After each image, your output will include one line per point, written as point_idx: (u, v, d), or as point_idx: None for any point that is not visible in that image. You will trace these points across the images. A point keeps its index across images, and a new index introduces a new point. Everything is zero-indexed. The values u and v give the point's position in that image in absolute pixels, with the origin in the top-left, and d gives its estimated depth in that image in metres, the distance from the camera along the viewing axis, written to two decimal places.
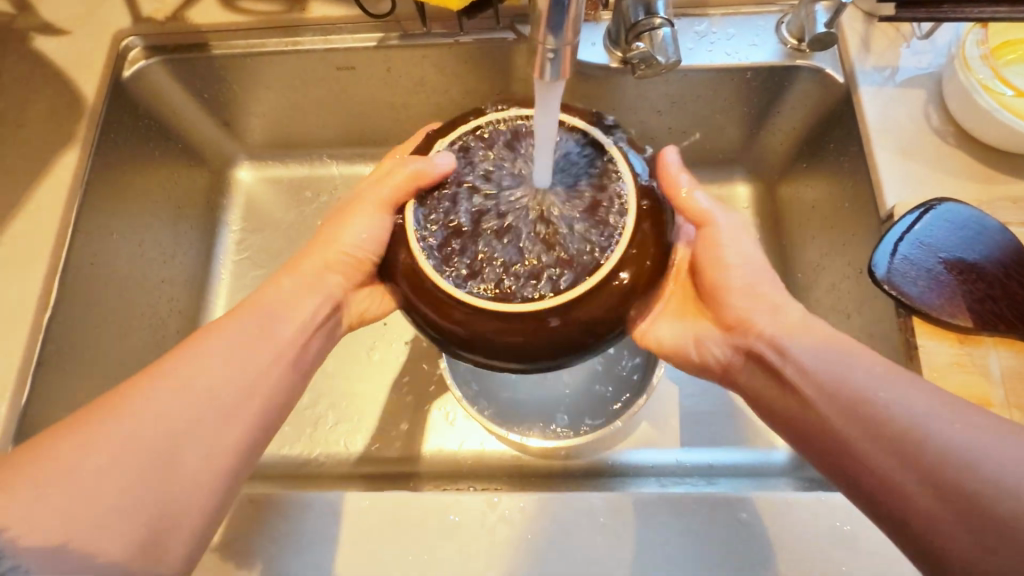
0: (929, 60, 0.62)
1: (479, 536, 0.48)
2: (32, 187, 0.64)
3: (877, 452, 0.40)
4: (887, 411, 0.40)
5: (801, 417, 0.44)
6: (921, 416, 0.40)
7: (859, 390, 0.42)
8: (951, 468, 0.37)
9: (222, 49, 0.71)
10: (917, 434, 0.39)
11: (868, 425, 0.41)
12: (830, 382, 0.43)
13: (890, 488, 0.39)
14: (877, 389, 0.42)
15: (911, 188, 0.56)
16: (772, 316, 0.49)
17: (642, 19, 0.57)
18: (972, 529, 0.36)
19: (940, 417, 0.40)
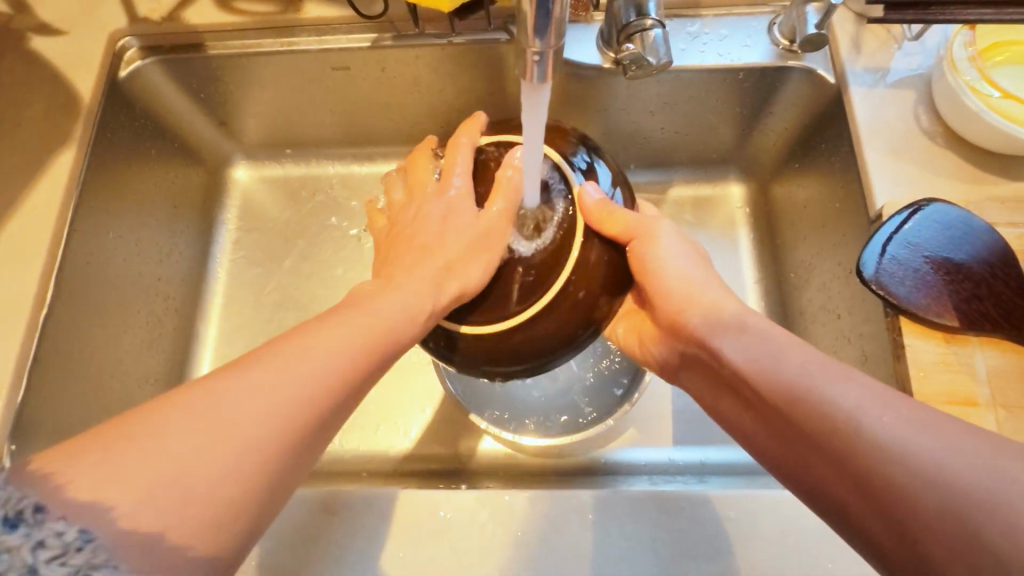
0: (920, 61, 0.62)
1: (469, 533, 0.48)
2: (28, 186, 0.64)
3: (814, 445, 0.40)
4: (810, 397, 0.41)
5: (751, 422, 0.46)
6: (843, 396, 0.39)
7: (785, 386, 0.42)
8: (871, 458, 0.36)
9: (217, 50, 0.71)
10: (838, 418, 0.39)
11: (795, 422, 0.41)
12: (761, 382, 0.44)
13: (825, 483, 0.39)
14: (804, 384, 0.42)
15: (900, 189, 0.56)
16: (715, 318, 0.50)
17: (633, 20, 0.57)
18: (900, 520, 0.34)
19: (863, 396, 0.39)
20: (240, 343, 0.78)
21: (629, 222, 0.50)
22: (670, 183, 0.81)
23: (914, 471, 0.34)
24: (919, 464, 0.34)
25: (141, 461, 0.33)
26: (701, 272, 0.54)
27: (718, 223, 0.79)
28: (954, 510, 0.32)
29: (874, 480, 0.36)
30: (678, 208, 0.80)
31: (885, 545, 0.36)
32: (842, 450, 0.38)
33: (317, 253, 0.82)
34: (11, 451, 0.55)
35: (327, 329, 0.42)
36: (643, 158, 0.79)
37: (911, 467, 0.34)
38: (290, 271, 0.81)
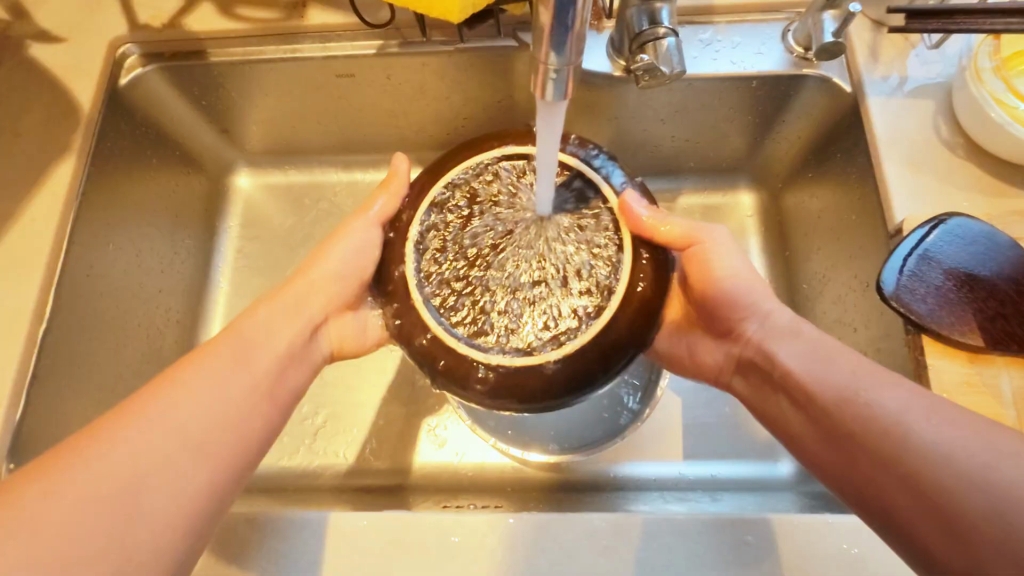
0: (939, 70, 0.61)
1: (479, 558, 0.47)
2: (28, 197, 0.63)
3: (861, 445, 0.41)
4: (863, 399, 0.42)
5: (793, 422, 0.46)
6: (891, 400, 0.41)
7: (839, 391, 0.43)
8: (927, 465, 0.37)
9: (219, 57, 0.70)
10: (891, 422, 0.40)
11: (845, 425, 0.42)
12: (814, 385, 0.45)
13: (871, 486, 0.40)
14: (858, 389, 0.42)
15: (920, 201, 0.55)
16: (764, 323, 0.51)
17: (647, 29, 0.56)
18: (952, 526, 0.36)
19: (911, 401, 0.40)
20: None
21: (681, 229, 0.52)
22: (679, 191, 0.79)
23: (968, 481, 0.36)
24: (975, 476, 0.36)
25: (97, 471, 0.39)
26: (750, 272, 0.54)
27: (728, 232, 0.78)
28: (1003, 519, 0.35)
29: (926, 486, 0.37)
30: (687, 216, 0.79)
31: (928, 549, 0.37)
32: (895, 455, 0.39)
33: None
34: (9, 469, 0.54)
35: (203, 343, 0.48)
36: (652, 166, 0.77)
37: (964, 476, 0.36)
38: (293, 281, 0.80)
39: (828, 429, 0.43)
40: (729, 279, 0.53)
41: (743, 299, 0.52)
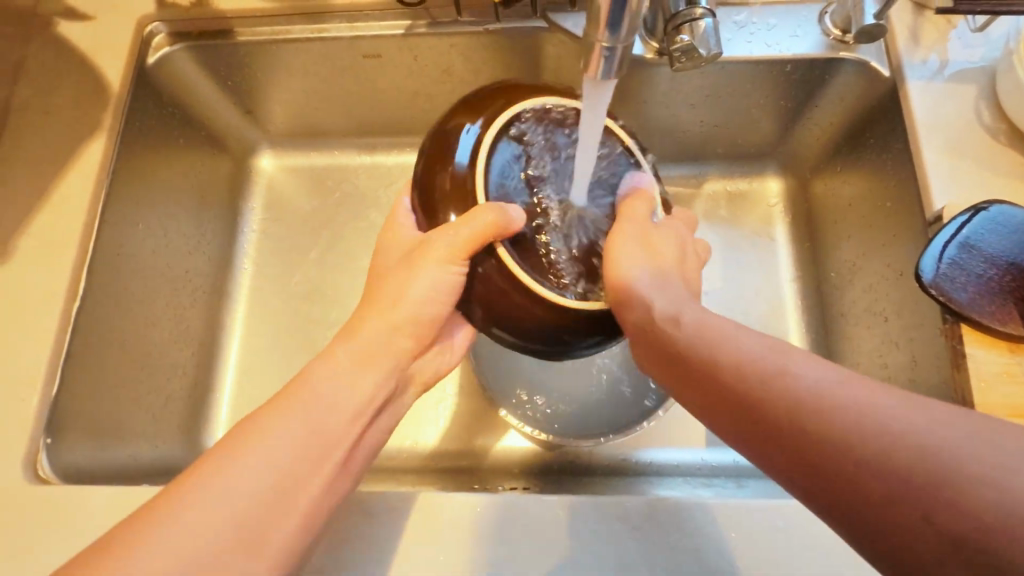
0: (981, 54, 0.59)
1: (508, 538, 0.48)
2: (59, 176, 0.63)
3: (808, 449, 0.32)
4: (801, 399, 0.33)
5: (732, 439, 0.37)
6: (809, 379, 0.34)
7: (766, 395, 0.34)
8: (886, 460, 0.29)
9: (247, 36, 0.70)
10: (856, 409, 0.31)
11: (790, 431, 0.33)
12: (754, 395, 0.35)
13: (848, 493, 0.30)
14: (781, 385, 0.34)
15: (960, 188, 0.54)
16: (695, 310, 0.42)
17: (684, 9, 0.55)
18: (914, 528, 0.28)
19: (834, 381, 0.33)
20: (266, 335, 0.77)
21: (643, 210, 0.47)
22: (705, 177, 0.78)
23: (933, 470, 0.28)
24: (943, 464, 0.28)
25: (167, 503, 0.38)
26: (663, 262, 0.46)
27: (754, 220, 0.77)
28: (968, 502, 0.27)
29: (883, 490, 0.29)
30: (713, 203, 0.78)
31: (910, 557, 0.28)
32: (852, 464, 0.30)
33: (343, 244, 0.81)
34: (47, 444, 0.55)
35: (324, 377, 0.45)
36: (679, 151, 0.76)
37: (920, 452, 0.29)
38: (316, 263, 0.80)
39: (780, 436, 0.33)
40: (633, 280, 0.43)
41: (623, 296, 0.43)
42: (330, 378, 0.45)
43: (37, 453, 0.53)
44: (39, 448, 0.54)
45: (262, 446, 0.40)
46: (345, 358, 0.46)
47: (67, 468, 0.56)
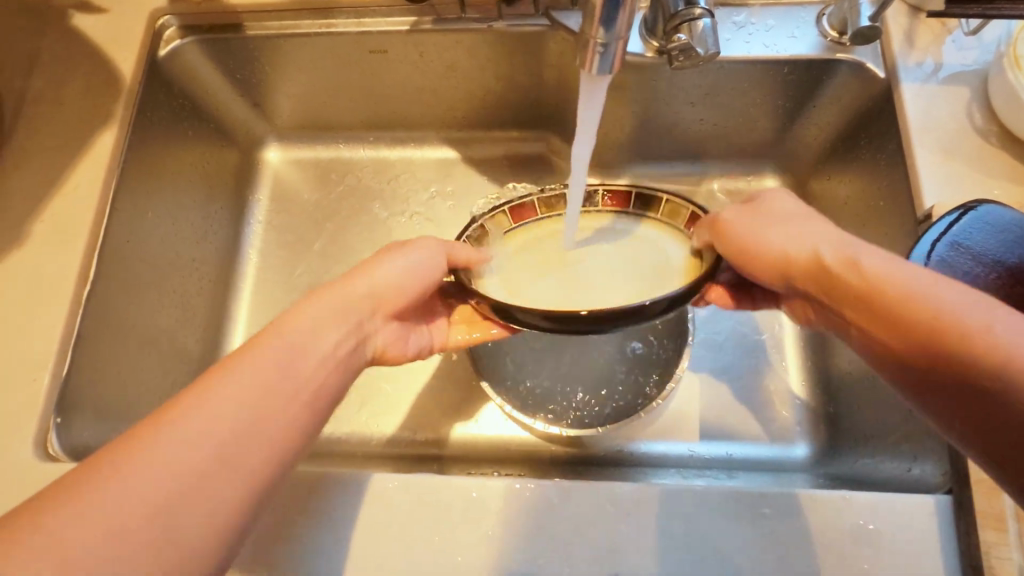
0: (975, 57, 0.61)
1: (503, 519, 0.49)
2: (72, 163, 0.65)
3: (919, 359, 0.36)
4: (935, 306, 0.36)
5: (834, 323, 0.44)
6: (974, 319, 0.34)
7: (896, 282, 0.38)
8: (946, 323, 0.35)
9: (256, 30, 0.71)
10: (972, 332, 0.34)
11: (876, 314, 0.39)
12: (869, 277, 0.40)
13: (942, 382, 0.35)
14: (918, 277, 0.38)
15: (950, 188, 0.55)
16: (823, 247, 0.44)
17: (682, 9, 0.56)
18: (960, 391, 0.34)
19: (1006, 318, 0.34)
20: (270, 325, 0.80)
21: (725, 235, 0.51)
22: (704, 175, 0.80)
23: (978, 332, 0.34)
24: (984, 339, 0.33)
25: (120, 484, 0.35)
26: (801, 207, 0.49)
27: None
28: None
29: (956, 365, 0.34)
30: (711, 200, 0.80)
31: (965, 407, 0.34)
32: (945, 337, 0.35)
33: (347, 236, 0.83)
34: (57, 423, 0.56)
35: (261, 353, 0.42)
36: (679, 149, 0.78)
37: (996, 337, 0.33)
38: (320, 255, 0.83)
39: (890, 335, 0.38)
40: (766, 236, 0.47)
41: (782, 249, 0.46)
42: (300, 327, 0.45)
43: (47, 432, 0.55)
44: (49, 427, 0.55)
45: (214, 403, 0.39)
46: (315, 306, 0.47)
47: (79, 448, 0.57)
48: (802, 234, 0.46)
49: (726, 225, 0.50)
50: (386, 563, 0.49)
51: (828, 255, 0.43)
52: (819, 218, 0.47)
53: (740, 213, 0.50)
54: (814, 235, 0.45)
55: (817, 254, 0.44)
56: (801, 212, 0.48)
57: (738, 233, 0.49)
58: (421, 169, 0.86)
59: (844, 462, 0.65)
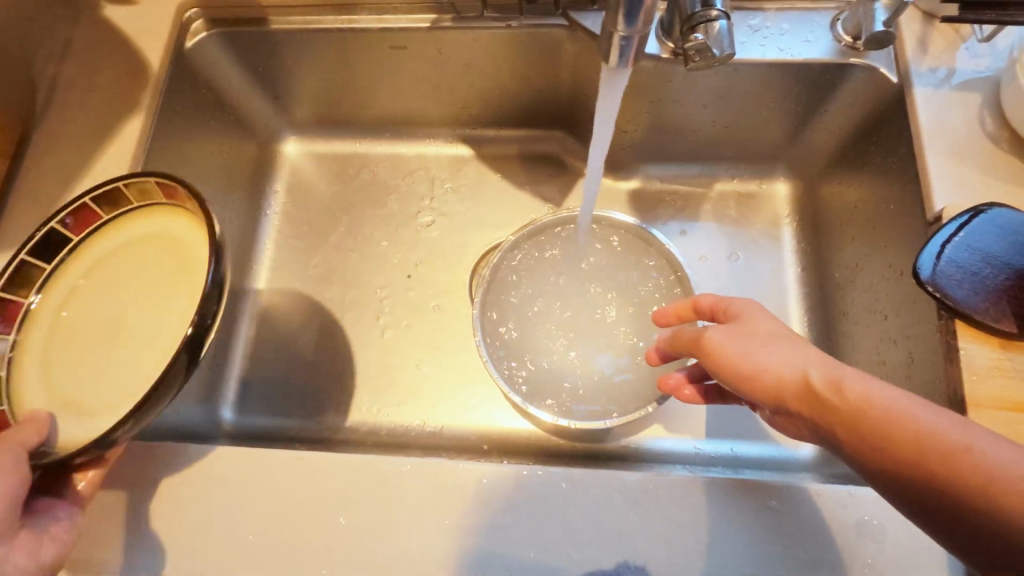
0: (987, 64, 0.61)
1: (512, 505, 0.50)
2: (99, 148, 0.67)
3: (925, 495, 0.35)
4: (937, 456, 0.34)
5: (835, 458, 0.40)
6: (978, 447, 0.33)
7: (885, 407, 0.36)
8: (953, 461, 0.33)
9: (280, 24, 0.73)
10: (982, 484, 0.32)
11: (863, 427, 0.36)
12: (860, 403, 0.37)
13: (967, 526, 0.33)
14: (903, 402, 0.36)
15: (962, 192, 0.56)
16: (802, 402, 0.40)
17: (699, 10, 0.57)
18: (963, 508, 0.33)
19: (1003, 450, 0.33)
20: (284, 314, 0.81)
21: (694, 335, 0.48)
22: (715, 177, 0.82)
23: (964, 457, 0.33)
24: (986, 458, 0.33)
25: None
26: (781, 347, 0.43)
27: (762, 220, 0.80)
28: None
29: (955, 485, 0.33)
30: (722, 202, 0.81)
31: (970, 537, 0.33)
32: (945, 469, 0.34)
33: (361, 230, 0.85)
34: None
35: None
36: (690, 151, 0.79)
37: (978, 462, 0.33)
38: (334, 247, 0.84)
39: (893, 478, 0.36)
40: (752, 354, 0.43)
41: (767, 365, 0.42)
42: None
43: None
44: None
45: None
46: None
47: None
48: (782, 364, 0.41)
49: (703, 346, 0.46)
50: (394, 545, 0.50)
51: (806, 414, 0.40)
52: (779, 334, 0.44)
53: (728, 334, 0.45)
54: (802, 356, 0.41)
55: (796, 410, 0.40)
56: (762, 330, 0.45)
57: (728, 356, 0.44)
58: (435, 164, 0.88)
59: None
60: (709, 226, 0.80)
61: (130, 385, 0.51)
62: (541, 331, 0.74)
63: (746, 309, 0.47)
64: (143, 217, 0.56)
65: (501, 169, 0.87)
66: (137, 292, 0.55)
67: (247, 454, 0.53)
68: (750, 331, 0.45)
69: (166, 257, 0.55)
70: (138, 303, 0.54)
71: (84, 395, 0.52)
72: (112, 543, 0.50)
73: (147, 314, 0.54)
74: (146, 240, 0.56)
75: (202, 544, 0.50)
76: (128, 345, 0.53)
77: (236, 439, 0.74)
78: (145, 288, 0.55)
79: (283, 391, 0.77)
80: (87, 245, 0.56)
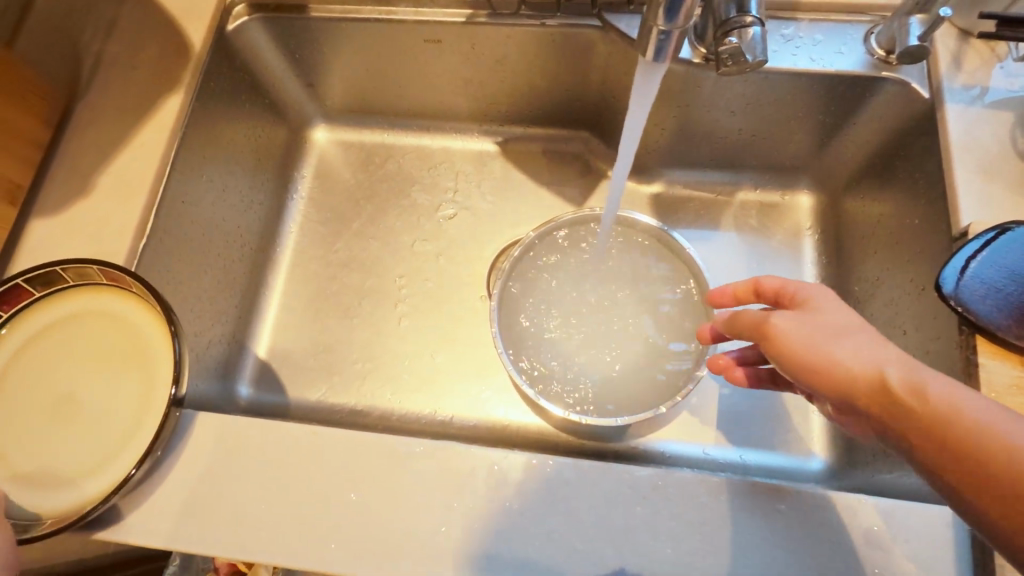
0: (1021, 84, 0.61)
1: (520, 494, 0.51)
2: (139, 123, 0.69)
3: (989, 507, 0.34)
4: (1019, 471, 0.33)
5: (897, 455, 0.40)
6: None
7: (961, 413, 0.36)
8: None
9: (319, 12, 0.75)
10: None
11: (934, 433, 0.36)
12: (939, 408, 0.36)
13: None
14: (986, 412, 0.35)
15: (989, 209, 0.55)
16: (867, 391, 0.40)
17: (734, 16, 0.57)
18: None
19: None
20: (305, 297, 0.83)
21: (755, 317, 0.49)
22: (738, 186, 0.82)
23: None
24: None
25: None
26: (857, 342, 0.43)
27: (783, 231, 0.80)
28: None
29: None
30: (743, 211, 0.81)
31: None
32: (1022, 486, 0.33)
33: (384, 218, 0.87)
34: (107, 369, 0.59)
35: None
36: (716, 158, 0.80)
37: None
38: (357, 233, 0.86)
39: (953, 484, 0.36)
40: (820, 351, 0.43)
41: (838, 364, 0.42)
42: None
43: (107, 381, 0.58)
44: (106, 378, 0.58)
45: None
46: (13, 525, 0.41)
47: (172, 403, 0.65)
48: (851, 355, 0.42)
49: (768, 331, 0.46)
50: (403, 524, 0.50)
51: (869, 407, 0.40)
52: (858, 330, 0.44)
53: (798, 322, 0.45)
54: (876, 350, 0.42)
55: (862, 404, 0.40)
56: (839, 324, 0.45)
57: (798, 347, 0.44)
58: (460, 159, 0.89)
59: (860, 476, 0.65)
60: (729, 235, 0.81)
61: (103, 423, 0.54)
62: (556, 327, 0.75)
63: (823, 301, 0.47)
64: (90, 295, 0.57)
65: (524, 167, 0.88)
66: (82, 359, 0.56)
67: (264, 425, 0.55)
68: (826, 322, 0.45)
69: (123, 354, 0.56)
70: (82, 372, 0.56)
71: (55, 447, 0.53)
72: (128, 504, 0.52)
73: (96, 387, 0.55)
74: (96, 317, 0.57)
75: (214, 511, 0.51)
76: (98, 377, 0.56)
77: (250, 415, 0.76)
78: (100, 347, 0.56)
79: (299, 371, 0.79)
80: (57, 295, 0.57)
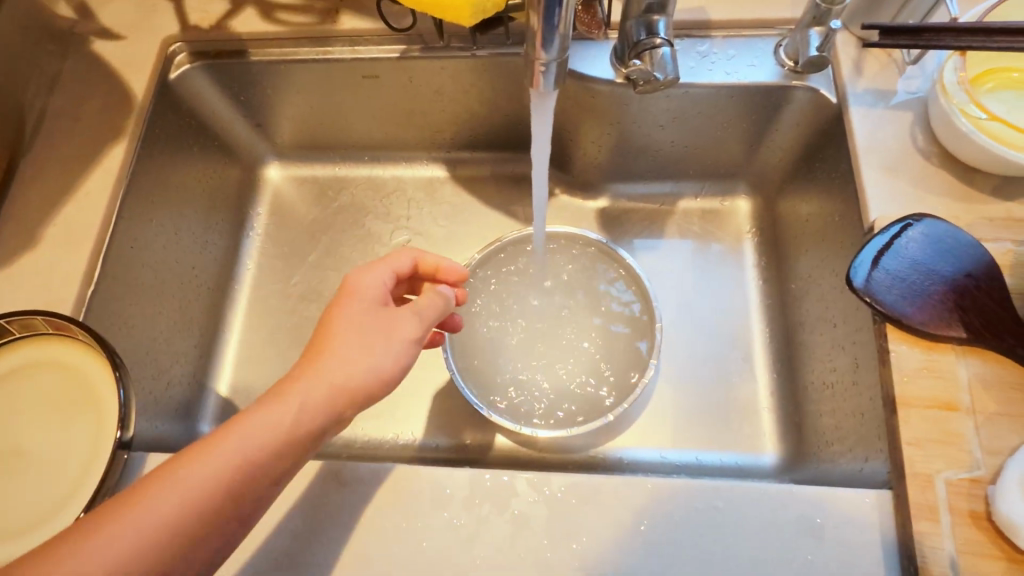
0: (918, 85, 0.65)
1: (468, 509, 0.52)
2: (85, 174, 0.70)
3: None
4: None
5: None
6: None
7: None
8: None
9: (258, 56, 0.78)
10: None
11: None
12: None
13: None
14: None
15: (896, 204, 0.59)
16: None
17: (644, 39, 0.61)
18: None
19: None
20: (264, 332, 0.84)
21: None
22: (680, 195, 0.85)
23: None
24: None
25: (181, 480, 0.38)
26: None
27: (725, 235, 0.83)
28: None
29: None
30: (686, 219, 0.84)
31: None
32: None
33: (340, 249, 0.88)
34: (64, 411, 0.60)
35: (254, 423, 0.42)
36: (655, 169, 0.83)
37: None
38: (312, 266, 0.87)
39: None
40: None
41: None
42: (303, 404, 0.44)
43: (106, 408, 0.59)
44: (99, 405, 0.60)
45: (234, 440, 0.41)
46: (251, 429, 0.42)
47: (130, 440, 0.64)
48: None
49: None
50: (353, 550, 0.51)
51: None
52: None
53: None
54: None
55: None
56: None
57: None
58: (411, 186, 0.92)
59: (809, 468, 0.67)
60: (674, 242, 0.83)
61: (58, 465, 0.54)
62: (509, 344, 0.77)
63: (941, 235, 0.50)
64: (36, 346, 0.58)
65: (474, 190, 0.91)
66: (31, 409, 0.57)
67: None
68: None
69: (74, 401, 0.57)
70: (34, 420, 0.57)
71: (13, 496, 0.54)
72: None
73: (49, 432, 0.56)
74: (42, 366, 0.58)
75: None
76: (49, 425, 0.56)
77: None
78: (48, 395, 0.57)
79: None
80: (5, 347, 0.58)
